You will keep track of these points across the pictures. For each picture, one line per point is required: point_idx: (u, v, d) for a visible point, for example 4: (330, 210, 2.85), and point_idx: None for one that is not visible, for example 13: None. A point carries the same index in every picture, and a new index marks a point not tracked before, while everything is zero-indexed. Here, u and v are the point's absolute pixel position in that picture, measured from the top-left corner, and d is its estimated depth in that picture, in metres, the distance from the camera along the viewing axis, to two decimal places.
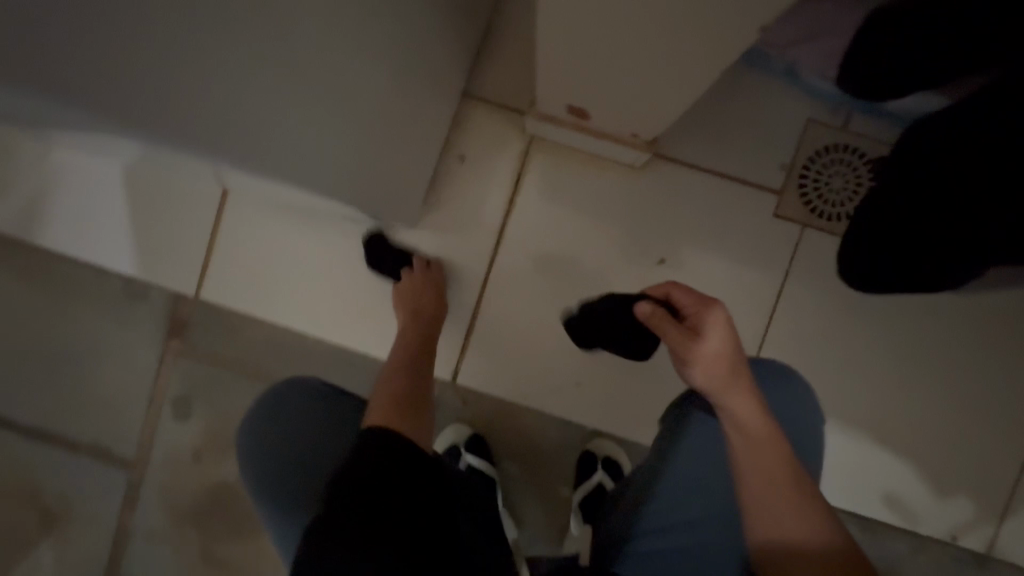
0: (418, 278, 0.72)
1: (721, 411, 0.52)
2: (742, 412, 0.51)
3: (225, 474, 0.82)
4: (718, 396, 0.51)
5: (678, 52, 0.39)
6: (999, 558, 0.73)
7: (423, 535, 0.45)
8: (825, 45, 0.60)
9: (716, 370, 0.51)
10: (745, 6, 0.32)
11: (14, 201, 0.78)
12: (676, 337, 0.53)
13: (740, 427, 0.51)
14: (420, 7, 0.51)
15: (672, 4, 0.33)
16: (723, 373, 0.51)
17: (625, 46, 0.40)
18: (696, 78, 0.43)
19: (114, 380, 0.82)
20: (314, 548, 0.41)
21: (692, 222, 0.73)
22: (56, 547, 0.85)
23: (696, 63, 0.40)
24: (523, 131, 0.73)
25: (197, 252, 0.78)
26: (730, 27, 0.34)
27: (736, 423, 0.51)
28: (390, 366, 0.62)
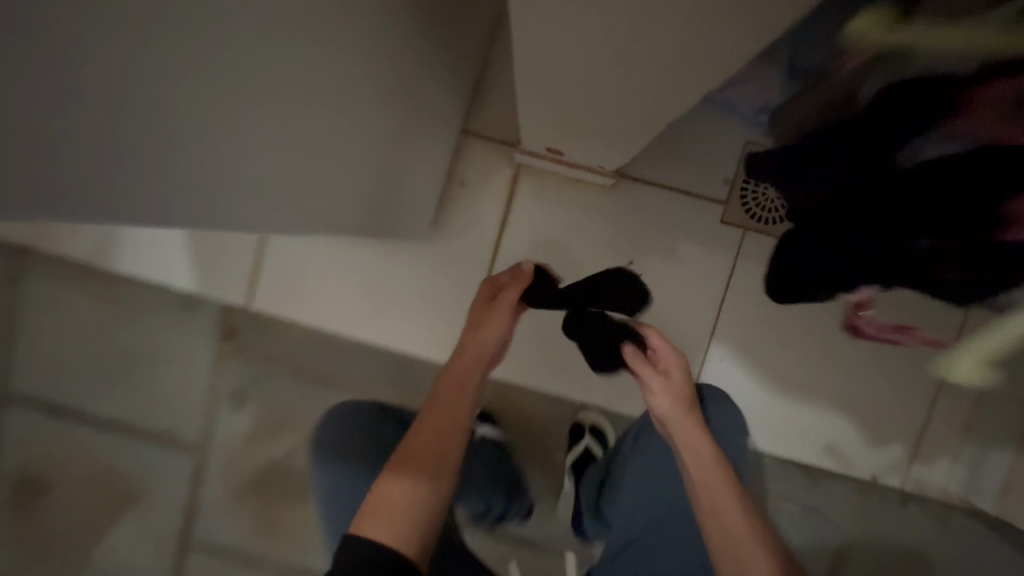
0: (497, 283, 0.73)
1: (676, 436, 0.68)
2: (691, 435, 0.67)
3: (275, 453, 0.98)
4: (671, 420, 0.68)
5: (622, 117, 0.52)
6: (913, 493, 0.89)
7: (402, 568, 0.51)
8: (752, 85, 0.68)
9: (673, 402, 0.69)
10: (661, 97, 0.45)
11: (90, 236, 0.93)
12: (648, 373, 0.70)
13: (694, 450, 0.65)
14: (424, 78, 0.64)
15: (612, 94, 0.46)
16: (677, 405, 0.69)
17: (582, 113, 0.54)
18: (640, 131, 0.56)
19: (177, 379, 0.97)
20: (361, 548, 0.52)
21: (655, 229, 0.87)
22: (138, 519, 1.02)
23: (638, 123, 0.54)
24: (511, 160, 0.87)
25: (244, 273, 0.93)
26: (655, 106, 0.48)
27: (689, 446, 0.66)
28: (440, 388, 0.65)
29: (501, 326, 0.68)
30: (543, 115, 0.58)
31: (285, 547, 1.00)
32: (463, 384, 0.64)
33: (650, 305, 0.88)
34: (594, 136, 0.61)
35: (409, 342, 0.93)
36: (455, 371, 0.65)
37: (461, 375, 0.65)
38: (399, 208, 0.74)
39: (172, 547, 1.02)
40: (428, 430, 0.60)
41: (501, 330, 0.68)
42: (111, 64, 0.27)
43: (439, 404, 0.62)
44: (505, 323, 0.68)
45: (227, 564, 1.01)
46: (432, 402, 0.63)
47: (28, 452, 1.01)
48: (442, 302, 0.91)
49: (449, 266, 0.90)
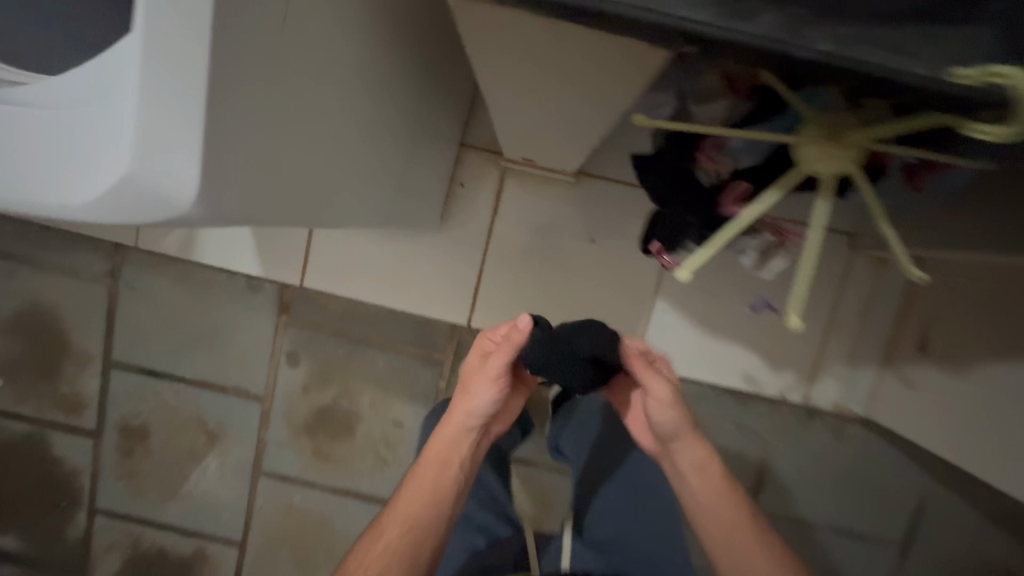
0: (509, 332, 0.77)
1: (678, 454, 0.81)
2: (701, 457, 0.80)
3: (325, 400, 1.26)
4: (680, 440, 0.79)
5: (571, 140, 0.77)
6: (814, 406, 1.16)
7: None
8: None
9: (681, 423, 0.79)
10: (589, 130, 0.70)
11: (177, 234, 1.19)
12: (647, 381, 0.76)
13: (702, 468, 0.80)
14: (429, 111, 0.90)
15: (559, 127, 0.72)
16: (687, 427, 0.79)
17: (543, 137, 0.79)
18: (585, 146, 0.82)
19: (246, 345, 1.24)
20: None
21: (611, 213, 1.12)
22: (219, 456, 1.30)
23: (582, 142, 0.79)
24: (499, 164, 1.13)
25: (297, 258, 1.19)
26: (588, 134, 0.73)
27: (700, 469, 0.80)
28: (436, 456, 0.82)
29: (480, 405, 0.80)
30: (518, 136, 0.83)
31: (336, 473, 1.28)
32: (433, 472, 0.82)
33: (609, 272, 1.14)
34: (555, 149, 0.87)
35: (425, 307, 1.19)
36: (431, 460, 0.82)
37: (438, 465, 0.82)
38: (416, 203, 1.00)
39: (247, 477, 1.30)
40: (401, 525, 0.79)
41: (481, 405, 0.80)
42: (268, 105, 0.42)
43: (412, 497, 0.81)
44: (485, 399, 0.79)
45: (291, 489, 1.29)
46: (409, 495, 0.81)
47: (131, 407, 1.28)
48: (450, 276, 1.17)
49: (454, 247, 1.16)
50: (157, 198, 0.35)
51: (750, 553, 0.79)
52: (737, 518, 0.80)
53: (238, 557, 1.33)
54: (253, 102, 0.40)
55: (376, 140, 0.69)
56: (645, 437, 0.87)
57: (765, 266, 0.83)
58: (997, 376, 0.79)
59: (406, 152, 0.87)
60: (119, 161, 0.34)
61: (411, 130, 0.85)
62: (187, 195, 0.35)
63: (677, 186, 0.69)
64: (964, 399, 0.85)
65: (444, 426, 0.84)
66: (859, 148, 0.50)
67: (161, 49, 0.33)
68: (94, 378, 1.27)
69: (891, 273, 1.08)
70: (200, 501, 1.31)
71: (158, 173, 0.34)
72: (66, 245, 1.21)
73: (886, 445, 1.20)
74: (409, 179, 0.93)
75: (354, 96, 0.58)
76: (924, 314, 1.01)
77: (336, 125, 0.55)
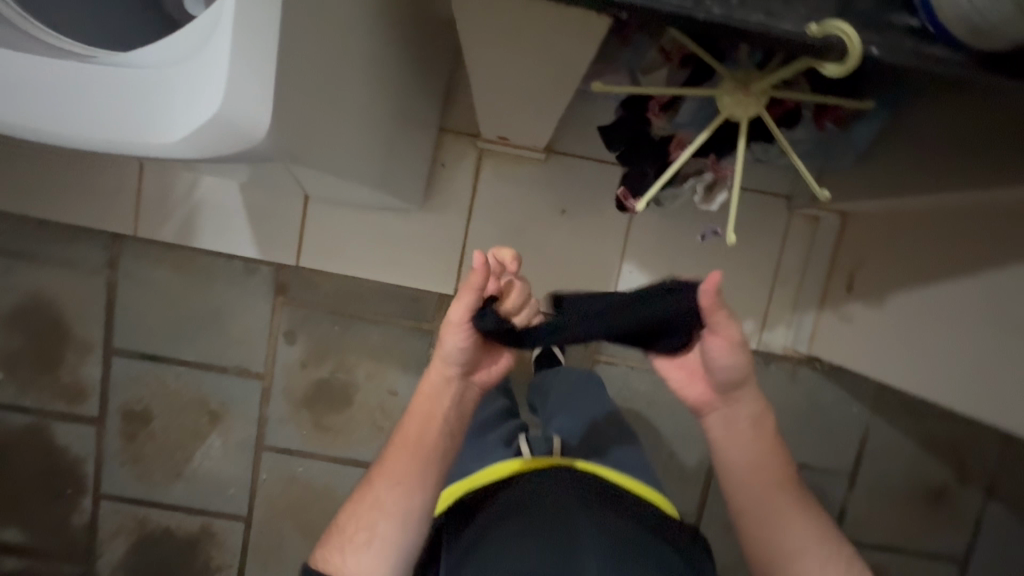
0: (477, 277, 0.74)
1: (738, 404, 0.79)
2: (757, 407, 0.80)
3: (322, 373, 1.34)
4: (741, 388, 0.77)
5: (543, 107, 0.89)
6: (767, 352, 1.31)
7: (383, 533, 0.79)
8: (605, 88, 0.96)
9: (741, 368, 0.75)
10: (556, 97, 0.82)
11: (174, 221, 1.25)
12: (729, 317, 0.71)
13: (757, 419, 0.80)
14: (414, 94, 1.01)
15: (530, 93, 0.84)
16: (746, 374, 0.76)
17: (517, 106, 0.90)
18: (553, 115, 0.93)
19: (244, 325, 1.31)
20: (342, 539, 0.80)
21: (579, 187, 1.25)
22: (222, 434, 1.36)
23: (550, 111, 0.91)
24: (476, 146, 1.24)
25: (293, 239, 1.26)
26: (558, 100, 0.85)
27: (757, 419, 0.80)
28: (416, 412, 0.83)
29: (449, 348, 0.79)
30: (492, 106, 0.95)
31: (336, 443, 1.36)
32: (414, 427, 0.82)
33: (580, 239, 1.27)
34: (527, 120, 0.98)
35: (414, 280, 1.29)
36: (412, 415, 0.83)
37: (420, 416, 0.82)
38: (405, 179, 1.10)
39: (250, 453, 1.36)
40: (388, 483, 0.81)
41: (452, 350, 0.79)
42: (310, 69, 0.52)
43: (396, 456, 0.82)
44: (453, 345, 0.78)
45: (293, 461, 1.37)
46: (396, 449, 0.83)
47: (134, 393, 1.34)
48: (435, 250, 1.28)
49: (438, 222, 1.27)
50: (237, 128, 0.42)
51: (784, 527, 0.80)
52: (776, 489, 0.81)
53: (244, 530, 1.39)
54: (304, 64, 0.50)
55: (374, 115, 0.79)
56: (697, 393, 0.79)
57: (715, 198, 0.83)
58: (905, 302, 0.96)
59: (395, 129, 0.97)
60: (211, 98, 0.42)
61: (400, 108, 0.95)
62: (261, 126, 0.43)
63: (633, 142, 0.81)
64: (885, 325, 1.01)
65: (425, 382, 0.84)
66: (762, 97, 0.64)
67: (243, 17, 0.41)
68: (96, 366, 1.32)
69: (823, 227, 1.24)
70: (205, 479, 1.37)
71: (241, 105, 0.42)
72: (64, 238, 1.26)
73: (831, 383, 1.36)
74: (397, 154, 1.03)
75: (361, 73, 0.68)
76: (851, 259, 1.17)
77: (349, 97, 0.66)
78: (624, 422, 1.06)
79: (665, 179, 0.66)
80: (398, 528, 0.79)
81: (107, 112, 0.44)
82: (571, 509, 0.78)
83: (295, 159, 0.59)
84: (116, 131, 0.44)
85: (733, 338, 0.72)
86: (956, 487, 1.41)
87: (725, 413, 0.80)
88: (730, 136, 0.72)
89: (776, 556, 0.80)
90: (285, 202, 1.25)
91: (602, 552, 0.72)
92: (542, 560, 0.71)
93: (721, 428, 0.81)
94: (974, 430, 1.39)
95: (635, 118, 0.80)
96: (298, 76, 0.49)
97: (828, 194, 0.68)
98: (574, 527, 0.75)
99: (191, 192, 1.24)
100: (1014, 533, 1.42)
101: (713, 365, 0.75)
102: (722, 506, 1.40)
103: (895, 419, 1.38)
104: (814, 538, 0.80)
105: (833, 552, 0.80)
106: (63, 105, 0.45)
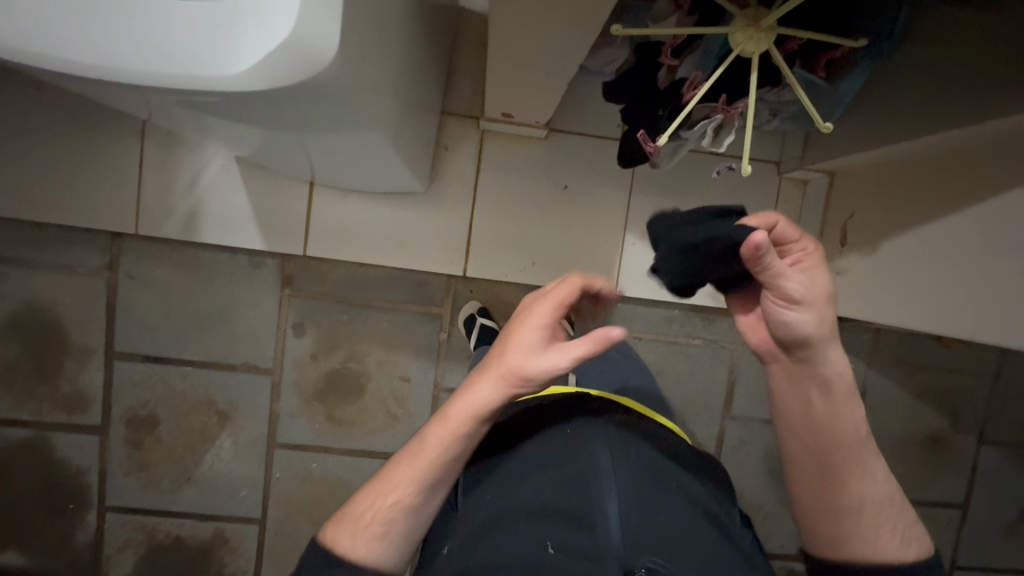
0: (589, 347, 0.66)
1: (816, 362, 0.68)
2: (838, 363, 0.68)
3: (334, 364, 1.33)
4: (821, 350, 0.67)
5: (550, 78, 0.93)
6: None
7: (402, 524, 0.73)
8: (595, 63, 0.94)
9: (821, 326, 0.65)
10: (565, 64, 0.86)
11: (177, 217, 1.24)
12: (777, 270, 0.60)
13: (830, 378, 0.68)
14: (427, 74, 1.03)
15: (540, 63, 0.87)
16: (827, 332, 0.65)
17: (524, 76, 0.94)
18: (559, 86, 0.97)
19: (251, 319, 1.30)
20: (355, 529, 0.73)
21: (580, 162, 1.29)
22: (232, 435, 1.33)
23: (556, 82, 0.95)
24: (478, 128, 1.27)
25: (300, 228, 1.26)
26: (566, 70, 0.89)
27: (829, 378, 0.69)
28: (459, 424, 0.71)
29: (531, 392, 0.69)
30: (501, 80, 0.98)
31: (350, 435, 1.35)
32: (454, 442, 0.72)
33: (582, 214, 1.30)
34: (534, 94, 1.02)
35: (422, 264, 1.30)
36: (453, 433, 0.72)
37: (462, 429, 0.71)
38: (419, 158, 1.12)
39: (261, 452, 1.34)
40: (414, 487, 0.73)
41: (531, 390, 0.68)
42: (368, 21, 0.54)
43: (425, 462, 0.73)
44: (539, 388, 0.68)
45: (306, 457, 1.34)
46: (427, 450, 0.73)
47: (137, 398, 1.30)
48: (442, 233, 1.29)
49: (444, 204, 1.29)
50: (307, 53, 0.44)
51: (839, 484, 0.72)
52: (839, 446, 0.71)
53: (258, 533, 1.36)
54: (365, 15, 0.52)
55: (400, 83, 0.81)
56: (758, 339, 0.71)
57: (722, 139, 0.91)
58: (899, 243, 1.03)
59: (416, 105, 0.99)
60: (280, 23, 0.43)
61: (418, 86, 0.98)
62: (329, 51, 0.45)
63: (645, 89, 0.88)
64: (888, 269, 1.06)
65: (476, 398, 0.71)
66: (770, 32, 0.72)
67: None
68: (97, 373, 1.29)
69: (812, 189, 1.30)
70: (216, 483, 1.34)
71: (309, 27, 0.43)
72: (61, 242, 1.24)
73: None
74: (417, 131, 1.05)
75: (397, 37, 0.71)
76: (842, 216, 1.23)
77: (388, 56, 0.68)
78: (635, 356, 1.11)
79: (703, 102, 0.74)
80: (417, 523, 0.75)
81: (178, 42, 0.46)
82: (591, 440, 0.71)
83: (338, 106, 0.61)
84: (191, 66, 0.46)
85: (795, 297, 0.62)
86: (953, 433, 1.48)
87: (791, 367, 0.70)
88: (740, 77, 0.80)
89: (826, 511, 0.73)
90: (290, 191, 1.25)
91: (622, 482, 0.67)
92: (558, 493, 0.67)
93: (783, 381, 0.73)
94: (965, 377, 1.47)
95: (644, 71, 0.87)
96: (360, 22, 0.51)
97: (830, 125, 0.80)
98: (594, 457, 0.69)
99: (195, 185, 1.24)
100: (1009, 474, 1.50)
101: (770, 318, 0.66)
102: (734, 469, 1.43)
103: (891, 372, 1.45)
104: (873, 497, 0.72)
105: (889, 512, 0.72)
106: (128, 45, 0.46)
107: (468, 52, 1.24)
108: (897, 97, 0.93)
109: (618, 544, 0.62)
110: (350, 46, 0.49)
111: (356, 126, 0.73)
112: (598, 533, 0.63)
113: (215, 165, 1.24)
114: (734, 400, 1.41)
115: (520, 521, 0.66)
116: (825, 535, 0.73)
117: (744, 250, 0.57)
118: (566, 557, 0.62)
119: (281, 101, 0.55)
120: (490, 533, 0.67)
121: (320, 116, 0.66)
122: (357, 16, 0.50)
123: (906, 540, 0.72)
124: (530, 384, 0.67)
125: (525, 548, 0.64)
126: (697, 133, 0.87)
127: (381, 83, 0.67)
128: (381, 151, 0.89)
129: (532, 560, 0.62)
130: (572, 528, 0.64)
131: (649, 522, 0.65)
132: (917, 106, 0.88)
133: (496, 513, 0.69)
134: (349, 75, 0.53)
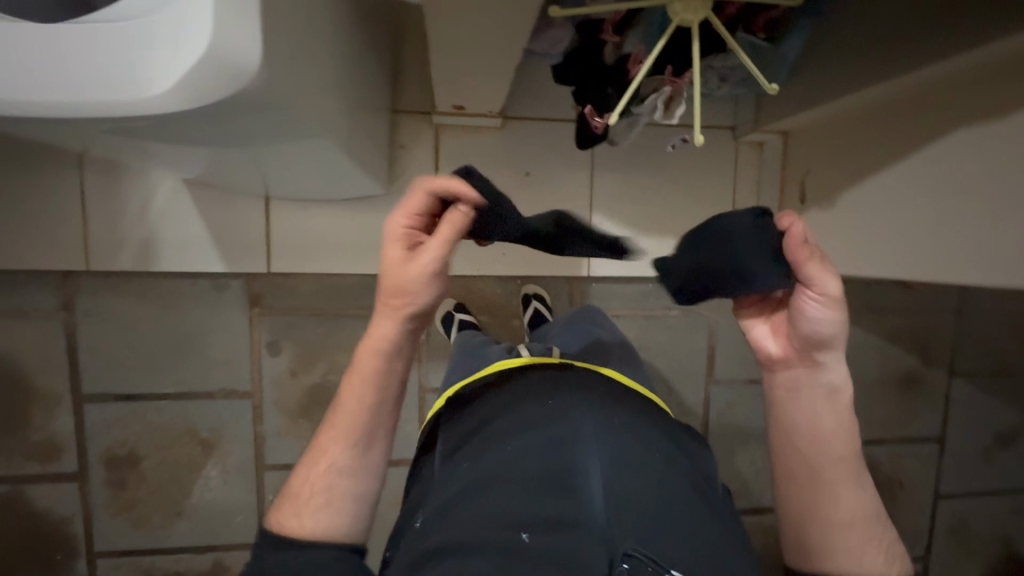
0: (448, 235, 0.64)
1: (828, 369, 0.70)
2: (840, 375, 0.71)
3: (315, 379, 1.30)
4: (838, 355, 0.69)
5: (497, 66, 0.91)
6: None
7: (341, 490, 0.75)
8: (547, 44, 0.89)
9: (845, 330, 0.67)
10: (510, 51, 0.85)
11: (131, 247, 1.19)
12: (821, 264, 0.64)
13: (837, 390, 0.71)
14: (373, 74, 1.01)
15: (486, 53, 0.86)
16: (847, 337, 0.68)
17: (471, 66, 0.92)
18: (508, 74, 0.96)
19: (224, 343, 1.27)
20: (296, 503, 0.75)
21: (540, 147, 1.28)
22: (218, 462, 1.30)
23: (505, 69, 0.93)
24: (432, 124, 1.25)
25: (262, 244, 1.23)
26: (513, 57, 0.87)
27: (835, 387, 0.71)
28: (366, 367, 0.74)
29: (422, 305, 0.69)
30: (448, 73, 0.96)
31: None
32: (367, 389, 0.75)
33: (547, 199, 1.30)
34: (484, 84, 1.00)
35: None
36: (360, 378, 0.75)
37: (370, 369, 0.74)
38: (374, 160, 1.09)
39: (251, 476, 1.31)
40: (340, 445, 0.76)
41: (421, 303, 0.69)
42: (296, 24, 0.52)
43: (347, 417, 0.76)
44: (426, 297, 0.68)
45: None
46: (344, 407, 0.76)
47: (113, 438, 1.26)
48: None
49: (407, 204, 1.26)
50: (227, 67, 0.42)
51: (832, 499, 0.73)
52: (834, 460, 0.73)
53: None
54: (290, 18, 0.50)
55: (344, 83, 0.79)
56: (781, 347, 0.72)
57: (672, 113, 0.92)
58: (858, 197, 1.06)
59: (365, 106, 0.96)
60: (192, 39, 0.41)
61: (365, 85, 0.95)
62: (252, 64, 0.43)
63: (592, 67, 0.89)
64: (852, 220, 1.09)
65: (375, 338, 0.73)
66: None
67: None
68: (67, 417, 1.24)
69: (768, 151, 1.32)
70: (209, 513, 1.31)
71: (226, 39, 0.41)
72: (8, 286, 1.18)
73: None
74: (369, 131, 1.02)
75: (332, 37, 0.68)
76: (800, 173, 1.26)
77: (326, 58, 0.65)
78: (614, 328, 1.12)
79: (648, 76, 0.76)
80: (359, 483, 0.76)
81: (99, 64, 0.44)
82: (575, 409, 0.72)
83: (278, 115, 0.59)
84: (111, 95, 0.45)
85: (831, 295, 0.64)
86: (925, 370, 1.54)
87: (804, 374, 0.72)
88: (681, 47, 0.82)
89: (820, 527, 0.73)
90: (246, 206, 1.21)
91: (606, 452, 0.67)
92: (539, 461, 0.67)
93: (785, 391, 0.74)
94: (932, 316, 1.52)
95: (589, 46, 0.88)
96: (286, 26, 0.49)
97: (775, 86, 0.81)
98: (575, 425, 0.70)
99: (144, 213, 1.19)
100: (981, 403, 1.57)
101: (799, 320, 0.67)
102: (723, 431, 1.46)
103: (862, 320, 1.49)
104: (862, 513, 0.73)
105: (875, 528, 0.74)
106: (35, 78, 0.44)
107: (412, 47, 1.22)
108: (845, 47, 0.94)
109: (600, 515, 0.61)
110: (276, 53, 0.47)
111: (300, 136, 0.70)
112: (580, 501, 0.62)
113: (162, 189, 1.19)
114: (716, 364, 1.44)
115: (503, 490, 0.65)
116: (814, 549, 0.74)
117: (793, 237, 0.63)
118: (542, 534, 0.60)
119: (216, 118, 0.53)
120: (470, 501, 0.66)
121: (262, 131, 0.63)
122: (282, 11, 0.47)
123: (890, 556, 0.73)
124: (407, 302, 0.68)
125: (505, 524, 0.62)
126: (647, 107, 0.89)
127: (320, 88, 0.65)
128: (333, 157, 0.87)
129: (507, 539, 0.61)
130: (553, 496, 0.63)
131: (626, 486, 0.64)
132: (865, 53, 0.90)
133: (472, 480, 0.68)
134: (281, 82, 0.50)
